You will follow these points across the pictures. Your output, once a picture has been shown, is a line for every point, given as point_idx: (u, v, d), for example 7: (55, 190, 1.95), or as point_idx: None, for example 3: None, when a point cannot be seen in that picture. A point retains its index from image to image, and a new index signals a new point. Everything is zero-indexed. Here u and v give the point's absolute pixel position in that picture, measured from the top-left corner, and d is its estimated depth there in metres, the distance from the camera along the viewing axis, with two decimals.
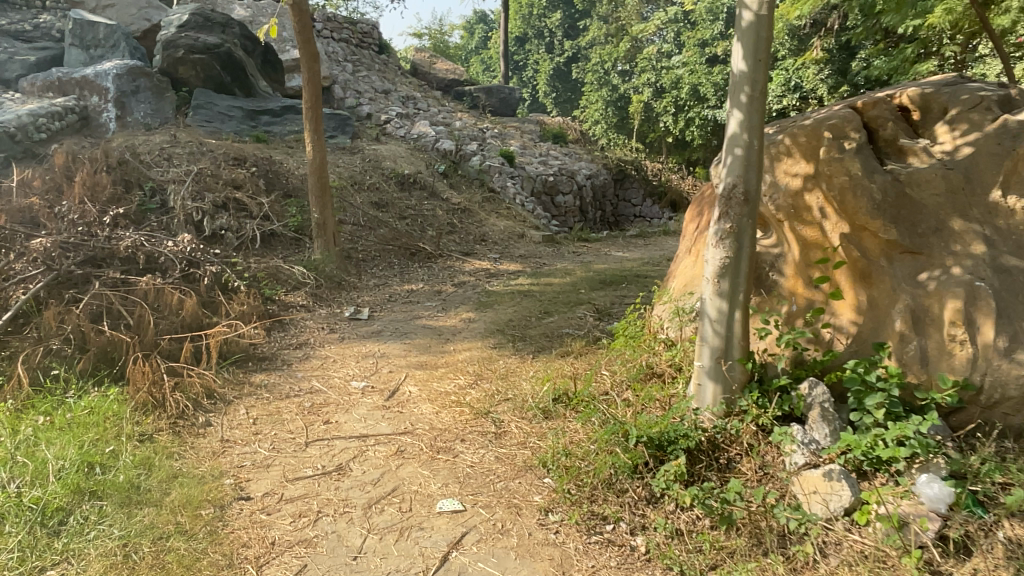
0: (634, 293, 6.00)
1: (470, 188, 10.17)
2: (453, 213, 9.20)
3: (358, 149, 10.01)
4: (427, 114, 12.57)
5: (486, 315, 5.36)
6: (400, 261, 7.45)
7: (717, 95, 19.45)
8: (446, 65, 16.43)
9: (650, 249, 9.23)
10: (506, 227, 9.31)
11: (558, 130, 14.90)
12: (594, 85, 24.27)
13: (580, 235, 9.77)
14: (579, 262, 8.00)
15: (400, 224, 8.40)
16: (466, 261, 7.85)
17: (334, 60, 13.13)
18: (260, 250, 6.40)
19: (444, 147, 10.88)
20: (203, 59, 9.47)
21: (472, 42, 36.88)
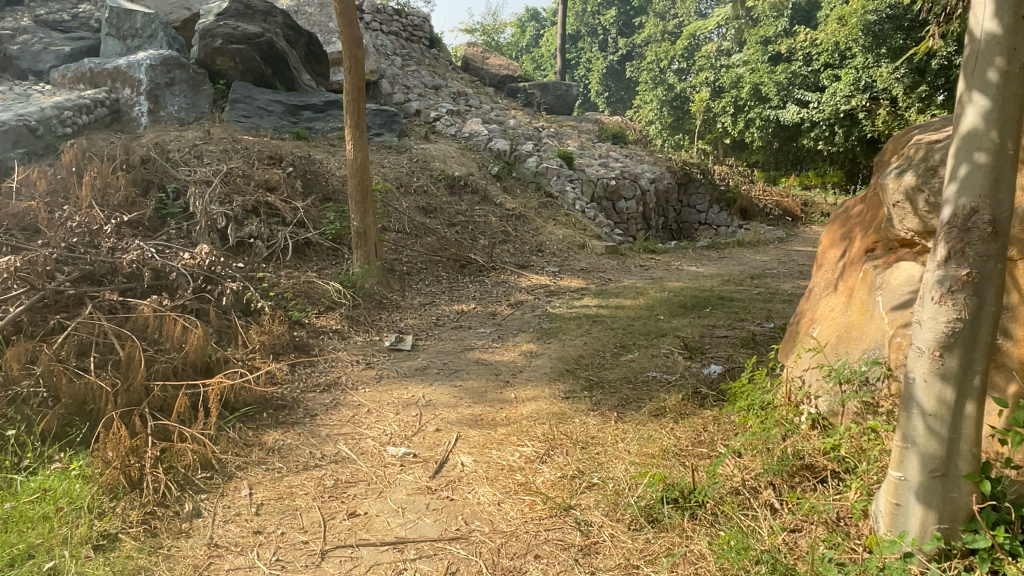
0: (725, 323, 5.04)
1: (525, 192, 9.31)
2: (507, 220, 8.35)
3: (406, 148, 9.25)
4: (479, 112, 11.76)
5: (550, 349, 4.48)
6: (449, 275, 6.62)
7: (781, 95, 18.34)
8: (499, 60, 15.63)
9: (725, 263, 8.23)
10: (565, 236, 8.42)
11: (618, 130, 13.93)
12: (649, 84, 23.22)
13: (646, 246, 8.81)
14: (649, 278, 7.08)
15: (449, 232, 7.59)
16: (522, 275, 6.99)
17: (382, 53, 12.41)
18: (293, 262, 5.66)
19: (497, 147, 10.03)
20: (243, 49, 8.82)
21: (523, 40, 36.04)
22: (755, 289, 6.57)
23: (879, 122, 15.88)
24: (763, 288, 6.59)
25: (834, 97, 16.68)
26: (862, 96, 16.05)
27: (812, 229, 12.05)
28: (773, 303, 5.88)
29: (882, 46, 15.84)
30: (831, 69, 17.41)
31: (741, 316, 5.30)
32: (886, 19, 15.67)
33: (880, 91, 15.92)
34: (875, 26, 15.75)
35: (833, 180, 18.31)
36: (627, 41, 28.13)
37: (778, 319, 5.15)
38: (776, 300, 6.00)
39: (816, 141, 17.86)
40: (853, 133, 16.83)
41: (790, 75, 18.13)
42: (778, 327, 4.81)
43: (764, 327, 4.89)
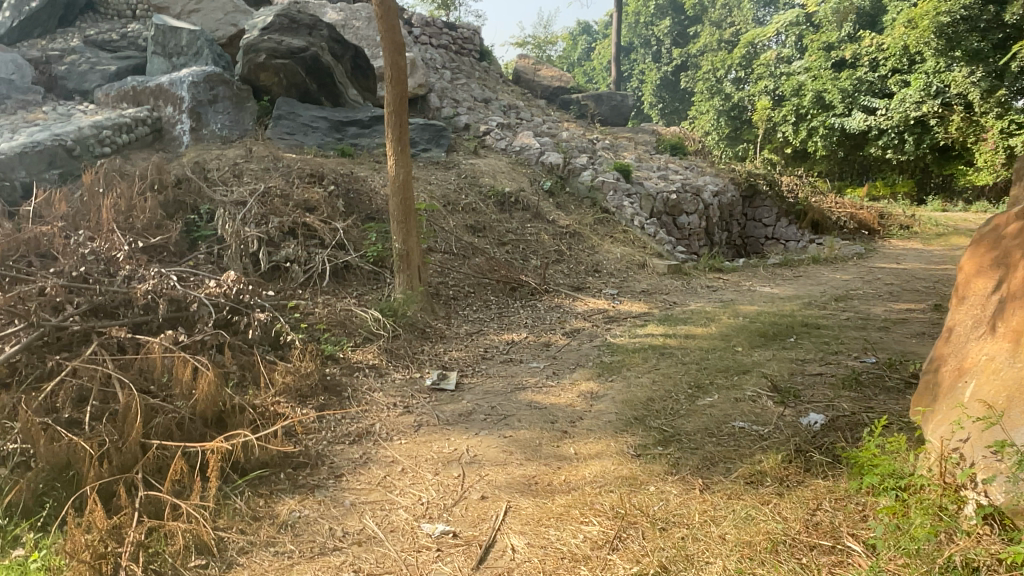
0: (815, 358, 4.38)
1: (579, 208, 8.75)
2: (561, 238, 7.80)
3: (454, 164, 8.82)
4: (530, 124, 11.29)
5: (614, 390, 3.88)
6: (499, 300, 6.11)
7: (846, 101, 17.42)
8: (551, 71, 15.18)
9: (802, 283, 7.49)
10: (623, 254, 7.81)
11: (676, 140, 13.26)
12: (705, 94, 22.45)
13: (712, 265, 8.13)
14: (717, 302, 6.42)
15: (498, 252, 7.09)
16: (578, 299, 6.43)
17: (431, 67, 12.07)
18: (330, 287, 5.22)
19: (550, 160, 9.50)
20: (287, 64, 8.55)
21: (575, 54, 35.62)
22: (841, 314, 5.85)
23: (952, 129, 15.34)
24: (850, 313, 5.86)
25: (903, 103, 15.88)
26: (933, 101, 15.24)
27: (891, 243, 11.12)
28: (866, 332, 5.17)
29: (956, 48, 14.89)
30: (899, 75, 16.41)
31: (832, 349, 4.62)
32: (960, 20, 14.70)
33: (952, 96, 15.11)
34: (948, 26, 14.75)
35: (903, 191, 17.43)
36: (682, 51, 27.40)
37: (878, 354, 4.45)
38: (868, 327, 5.30)
39: (884, 150, 16.97)
40: (925, 142, 16.01)
41: (857, 80, 17.16)
42: (880, 365, 4.13)
43: (862, 364, 4.20)
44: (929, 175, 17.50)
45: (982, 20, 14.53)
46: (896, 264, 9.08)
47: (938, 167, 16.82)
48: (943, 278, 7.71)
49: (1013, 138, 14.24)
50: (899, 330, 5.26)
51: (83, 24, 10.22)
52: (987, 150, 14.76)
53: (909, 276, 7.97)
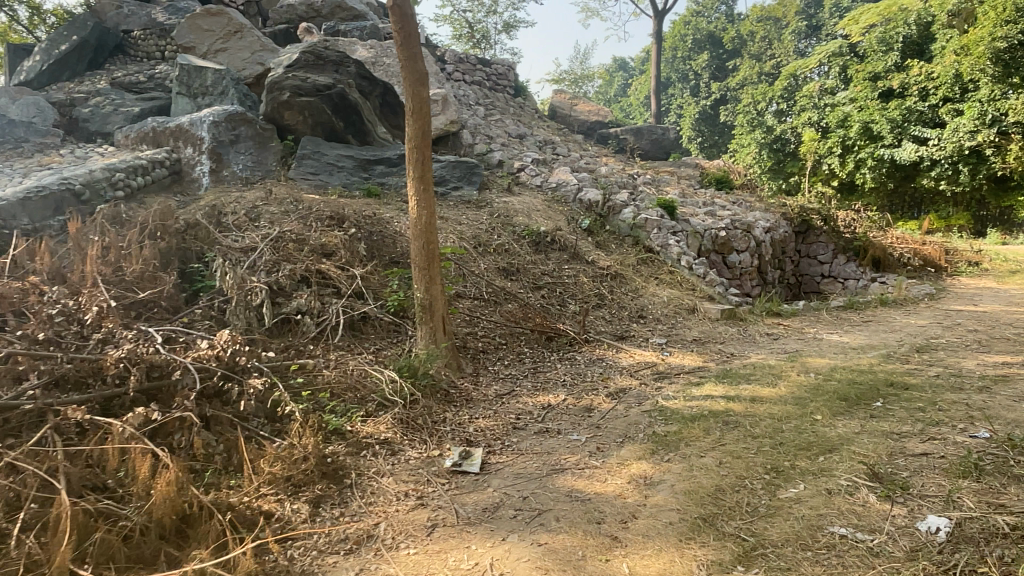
0: (912, 431, 3.64)
1: (621, 248, 8.11)
2: (601, 280, 7.16)
3: (486, 202, 8.30)
4: (567, 160, 10.77)
5: (673, 474, 3.21)
6: (534, 353, 5.48)
7: (896, 131, 16.63)
8: (588, 106, 14.69)
9: (873, 329, 6.69)
10: (670, 298, 7.13)
11: (721, 174, 12.58)
12: (745, 128, 21.75)
13: (770, 308, 7.38)
14: (781, 354, 5.70)
15: (533, 297, 6.49)
16: (622, 350, 5.77)
17: (464, 102, 11.67)
18: (344, 343, 4.66)
19: (588, 198, 8.92)
20: (313, 102, 8.19)
21: (611, 90, 35.41)
22: (929, 369, 5.06)
23: (1010, 159, 14.76)
24: (938, 369, 5.06)
25: (955, 132, 15.37)
26: (989, 130, 14.75)
27: (962, 280, 10.17)
28: (965, 393, 4.36)
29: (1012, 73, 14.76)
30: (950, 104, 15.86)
31: (928, 417, 3.88)
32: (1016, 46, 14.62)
33: (1009, 124, 14.61)
34: (1005, 52, 14.69)
35: (958, 224, 16.89)
36: (721, 85, 26.85)
37: (991, 425, 3.68)
38: (965, 387, 4.52)
39: (937, 181, 16.34)
40: (980, 172, 15.33)
41: (909, 109, 16.39)
42: (996, 441, 3.38)
43: (974, 440, 3.44)
44: (986, 207, 16.74)
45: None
46: (974, 305, 8.17)
47: (996, 198, 16.06)
48: None
49: None
50: (1004, 390, 4.44)
51: (113, 68, 10.27)
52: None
53: (994, 321, 7.09)
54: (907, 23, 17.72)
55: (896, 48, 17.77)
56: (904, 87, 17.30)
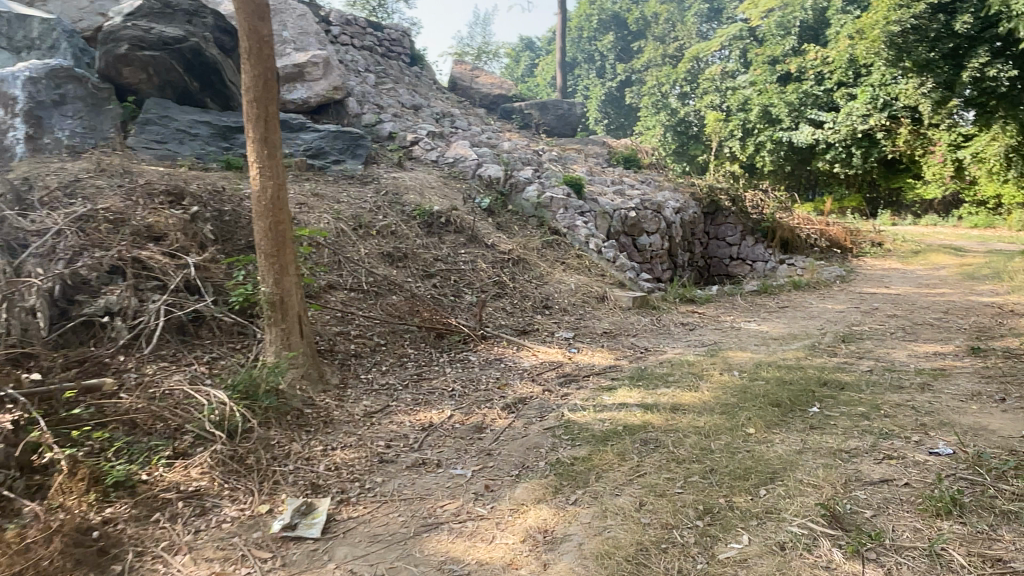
0: (862, 447, 3.02)
1: (525, 230, 7.31)
2: (501, 266, 6.35)
3: (372, 178, 7.32)
4: (466, 133, 9.87)
5: (581, 526, 2.45)
6: (419, 355, 4.61)
7: (792, 115, 17.06)
8: (491, 78, 13.81)
9: (791, 316, 6.19)
10: (577, 285, 6.41)
11: (629, 153, 12.03)
12: (650, 109, 21.47)
13: (683, 294, 6.81)
14: (700, 348, 5.07)
15: (422, 286, 5.61)
16: (523, 347, 4.98)
17: (352, 69, 10.58)
18: (166, 353, 3.67)
19: (489, 174, 8.06)
20: (159, 57, 7.05)
21: (518, 70, 34.49)
22: (860, 363, 4.54)
23: (900, 142, 16.06)
24: (868, 362, 4.55)
25: (849, 116, 16.10)
26: (882, 114, 15.55)
27: (868, 263, 10.03)
28: (907, 394, 3.83)
29: (904, 58, 14.21)
30: (845, 88, 16.44)
31: (874, 426, 3.29)
32: (909, 31, 13.69)
33: (898, 109, 15.53)
34: (898, 37, 13.82)
35: (852, 205, 18.03)
36: (626, 66, 26.69)
37: (942, 435, 3.14)
38: (904, 385, 3.99)
39: (831, 163, 17.13)
40: (872, 154, 16.47)
41: (800, 94, 16.96)
42: (965, 461, 2.77)
43: (936, 457, 2.85)
44: (876, 189, 18.26)
45: (932, 31, 13.61)
46: (886, 288, 7.89)
47: (885, 180, 17.71)
48: (952, 306, 6.56)
49: (960, 150, 15.40)
50: (947, 387, 3.93)
51: None
52: (935, 163, 15.91)
53: (911, 304, 6.78)
54: (803, 8, 18.54)
55: (794, 31, 18.55)
56: (800, 71, 17.80)
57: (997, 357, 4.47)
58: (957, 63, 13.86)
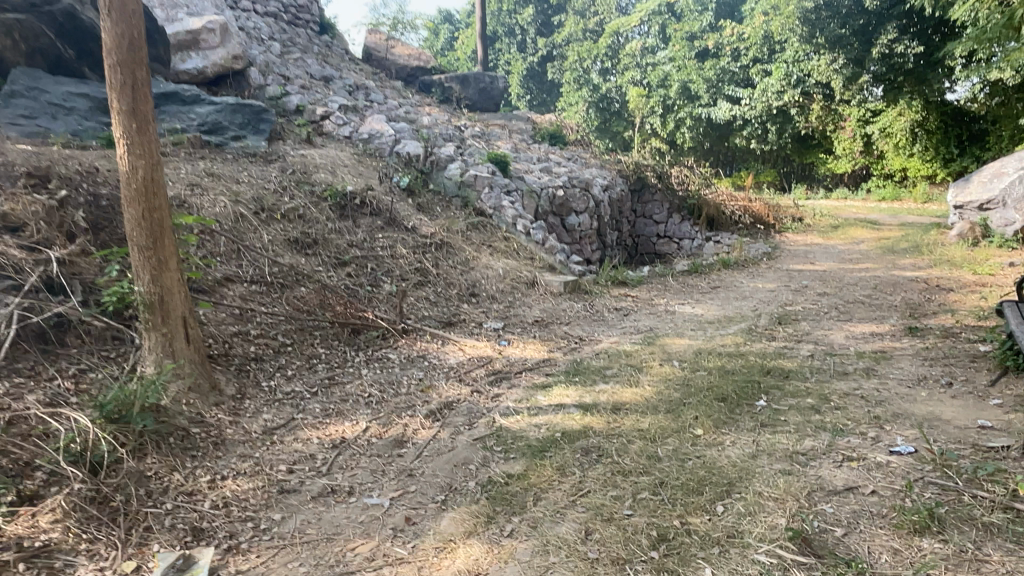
0: (819, 448, 2.76)
1: (448, 211, 6.83)
2: (423, 250, 5.89)
3: (277, 157, 6.69)
4: (382, 107, 9.25)
5: (519, 567, 2.08)
6: (331, 355, 4.13)
7: (711, 92, 17.51)
8: (407, 49, 13.13)
9: (724, 297, 6.01)
10: (505, 270, 6.02)
11: (554, 128, 11.68)
12: (571, 85, 21.25)
13: (615, 276, 6.55)
14: (636, 336, 4.78)
15: (335, 276, 5.10)
16: (448, 342, 4.57)
17: (255, 38, 9.78)
18: (19, 368, 3.06)
19: (407, 151, 7.53)
20: (26, 20, 6.14)
21: (438, 44, 33.45)
22: (800, 347, 4.35)
23: (812, 118, 16.76)
24: (808, 346, 4.37)
25: (765, 92, 16.44)
26: (795, 91, 15.93)
27: (790, 238, 10.08)
28: (853, 381, 3.63)
29: (818, 35, 14.84)
30: (760, 65, 16.99)
31: (827, 421, 3.05)
32: (822, 7, 14.47)
33: (811, 85, 15.95)
34: (812, 13, 14.59)
35: (767, 180, 18.65)
36: (547, 41, 26.32)
37: (898, 429, 2.95)
38: (848, 371, 3.81)
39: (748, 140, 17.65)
40: (786, 130, 16.86)
41: (718, 72, 17.41)
42: (931, 461, 2.56)
43: (900, 458, 2.63)
44: (789, 164, 18.74)
45: (843, 8, 14.27)
46: (813, 264, 7.88)
47: (798, 155, 18.07)
48: (879, 282, 6.54)
49: (869, 125, 16.07)
50: (892, 371, 3.78)
51: None
52: (846, 138, 16.51)
53: (840, 281, 6.73)
54: None
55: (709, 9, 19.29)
56: (717, 48, 18.32)
57: (935, 337, 4.38)
58: (866, 39, 14.55)
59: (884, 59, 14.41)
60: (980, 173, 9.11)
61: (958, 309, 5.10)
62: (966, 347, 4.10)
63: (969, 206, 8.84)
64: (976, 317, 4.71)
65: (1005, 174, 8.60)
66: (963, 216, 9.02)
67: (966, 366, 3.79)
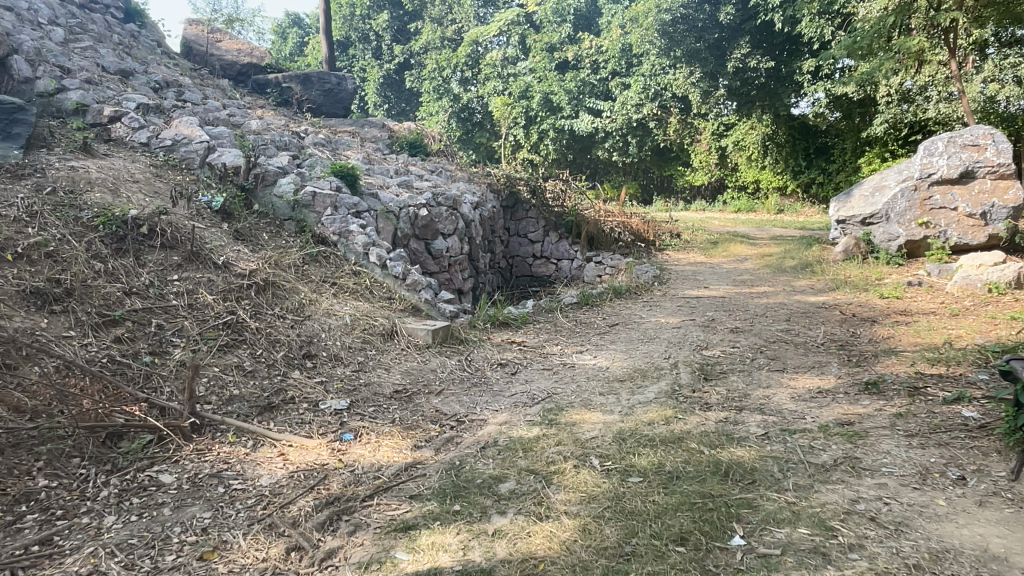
0: None
1: (277, 239, 5.29)
2: (238, 294, 4.35)
3: (31, 169, 4.89)
4: (198, 108, 7.52)
5: None
6: (57, 491, 2.57)
7: (573, 103, 17.02)
8: (236, 43, 11.36)
9: (627, 340, 4.96)
10: (352, 317, 4.57)
11: (414, 136, 10.36)
12: (430, 95, 19.45)
13: (494, 315, 5.34)
14: (532, 410, 3.55)
15: (94, 345, 3.47)
16: (263, 443, 3.10)
17: (27, 20, 7.76)
18: None
19: (224, 162, 5.90)
20: None
21: (286, 49, 31.03)
22: (747, 417, 3.35)
23: (670, 131, 16.74)
24: (755, 417, 3.34)
25: (624, 105, 16.24)
26: (653, 104, 15.88)
27: (673, 256, 9.38)
28: (845, 486, 2.57)
29: (675, 48, 14.33)
30: (618, 78, 16.84)
31: None
32: (680, 20, 13.99)
33: (667, 98, 16.06)
34: (669, 26, 14.07)
35: (629, 191, 18.21)
36: (404, 48, 24.94)
37: None
38: (827, 464, 2.76)
39: (610, 152, 17.23)
40: (646, 142, 16.74)
41: (579, 83, 17.00)
42: None
43: None
44: (649, 176, 18.51)
45: (699, 22, 13.98)
46: (706, 288, 7.11)
47: (658, 167, 17.96)
48: (790, 312, 5.75)
49: (723, 138, 16.16)
50: (881, 460, 2.79)
51: None
52: (702, 150, 16.64)
53: (745, 311, 5.88)
54: None
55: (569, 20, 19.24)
56: (577, 60, 18.05)
57: (901, 397, 3.47)
58: (720, 55, 14.27)
59: (738, 74, 14.21)
60: (861, 187, 8.80)
61: (900, 351, 4.30)
62: (947, 413, 3.21)
63: (851, 221, 8.47)
64: (930, 363, 3.94)
65: (887, 188, 8.26)
66: (846, 232, 8.66)
67: (966, 448, 2.86)
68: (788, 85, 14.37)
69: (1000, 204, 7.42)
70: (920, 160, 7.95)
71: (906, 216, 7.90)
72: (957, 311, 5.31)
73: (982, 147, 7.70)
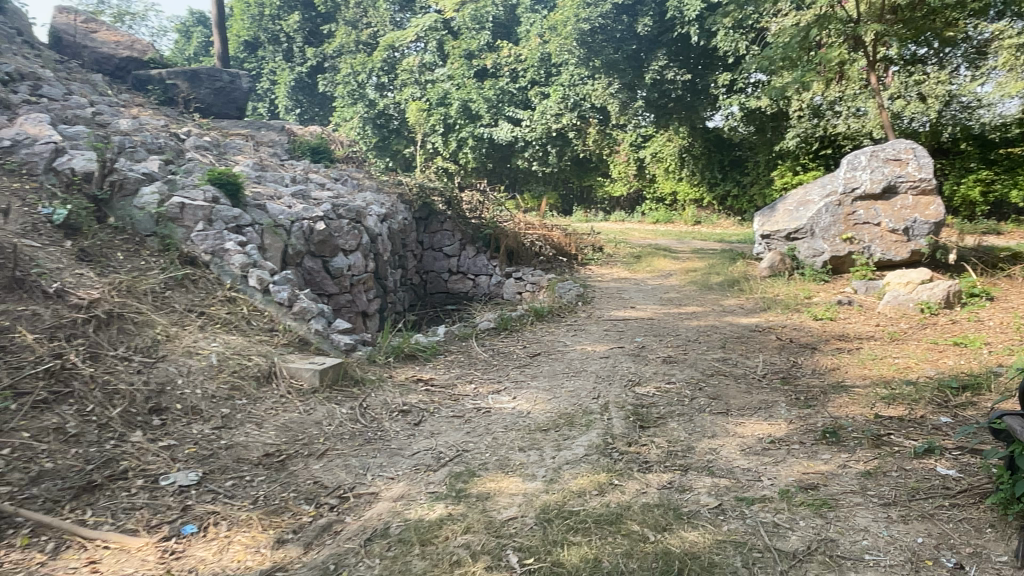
0: None
1: (135, 259, 4.42)
2: (70, 330, 3.48)
3: None
4: (55, 105, 6.48)
5: None
6: None
7: (492, 111, 16.45)
8: (114, 34, 10.21)
9: (550, 375, 4.36)
10: (220, 356, 3.78)
11: (319, 141, 9.53)
12: (343, 100, 18.67)
13: (398, 346, 4.63)
14: (437, 477, 2.88)
15: None
16: (72, 543, 2.30)
17: None
18: None
19: (74, 166, 4.97)
20: None
21: (190, 48, 29.21)
22: (698, 479, 2.80)
23: (589, 141, 16.45)
24: (705, 479, 2.79)
25: (544, 114, 15.87)
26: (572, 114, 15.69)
27: (596, 271, 8.89)
28: None
29: (594, 57, 14.08)
30: (537, 87, 16.59)
31: None
32: (598, 30, 13.71)
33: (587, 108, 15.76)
34: (587, 35, 13.83)
35: (549, 202, 17.79)
36: (316, 51, 23.81)
37: None
38: (799, 551, 2.22)
39: (529, 162, 16.81)
40: (565, 153, 16.57)
41: (497, 90, 16.46)
42: None
43: None
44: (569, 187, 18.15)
45: (616, 31, 13.63)
46: (632, 309, 6.62)
47: (577, 177, 17.61)
48: (723, 337, 5.30)
49: (641, 149, 15.99)
50: (863, 542, 2.27)
51: None
52: (621, 161, 16.31)
53: (676, 336, 5.40)
54: (494, 3, 18.65)
55: (487, 27, 18.74)
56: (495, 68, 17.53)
57: (865, 449, 3.00)
58: (637, 65, 13.94)
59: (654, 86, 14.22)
60: (785, 201, 8.58)
61: (850, 387, 3.87)
62: (921, 470, 2.74)
63: (776, 236, 8.22)
64: (885, 403, 3.52)
65: (811, 203, 8.04)
66: (771, 247, 8.40)
67: (955, 521, 2.36)
68: (704, 97, 14.30)
69: (921, 220, 7.30)
70: (843, 175, 7.77)
71: (831, 231, 7.70)
72: (896, 335, 4.98)
73: (904, 162, 7.55)
